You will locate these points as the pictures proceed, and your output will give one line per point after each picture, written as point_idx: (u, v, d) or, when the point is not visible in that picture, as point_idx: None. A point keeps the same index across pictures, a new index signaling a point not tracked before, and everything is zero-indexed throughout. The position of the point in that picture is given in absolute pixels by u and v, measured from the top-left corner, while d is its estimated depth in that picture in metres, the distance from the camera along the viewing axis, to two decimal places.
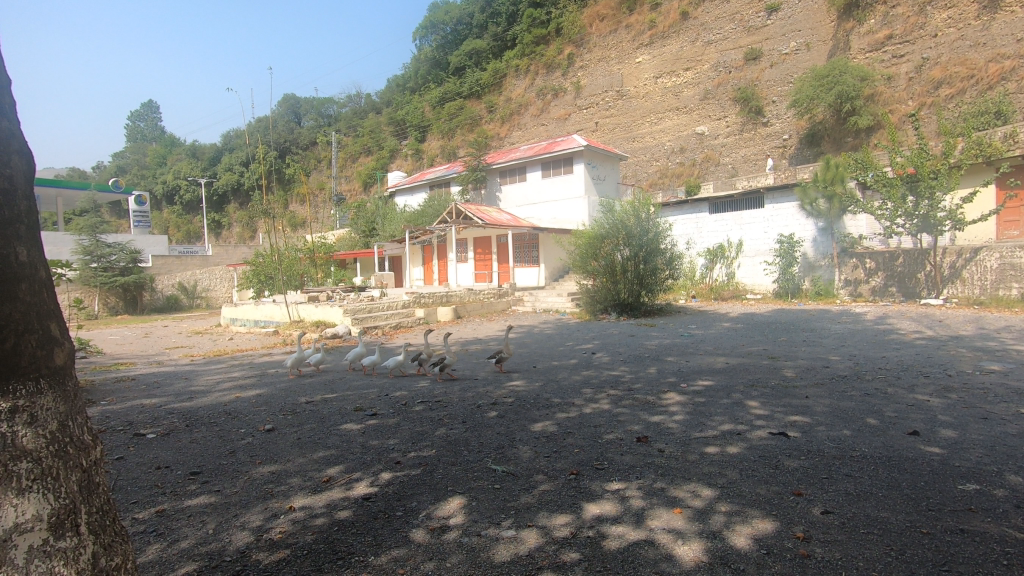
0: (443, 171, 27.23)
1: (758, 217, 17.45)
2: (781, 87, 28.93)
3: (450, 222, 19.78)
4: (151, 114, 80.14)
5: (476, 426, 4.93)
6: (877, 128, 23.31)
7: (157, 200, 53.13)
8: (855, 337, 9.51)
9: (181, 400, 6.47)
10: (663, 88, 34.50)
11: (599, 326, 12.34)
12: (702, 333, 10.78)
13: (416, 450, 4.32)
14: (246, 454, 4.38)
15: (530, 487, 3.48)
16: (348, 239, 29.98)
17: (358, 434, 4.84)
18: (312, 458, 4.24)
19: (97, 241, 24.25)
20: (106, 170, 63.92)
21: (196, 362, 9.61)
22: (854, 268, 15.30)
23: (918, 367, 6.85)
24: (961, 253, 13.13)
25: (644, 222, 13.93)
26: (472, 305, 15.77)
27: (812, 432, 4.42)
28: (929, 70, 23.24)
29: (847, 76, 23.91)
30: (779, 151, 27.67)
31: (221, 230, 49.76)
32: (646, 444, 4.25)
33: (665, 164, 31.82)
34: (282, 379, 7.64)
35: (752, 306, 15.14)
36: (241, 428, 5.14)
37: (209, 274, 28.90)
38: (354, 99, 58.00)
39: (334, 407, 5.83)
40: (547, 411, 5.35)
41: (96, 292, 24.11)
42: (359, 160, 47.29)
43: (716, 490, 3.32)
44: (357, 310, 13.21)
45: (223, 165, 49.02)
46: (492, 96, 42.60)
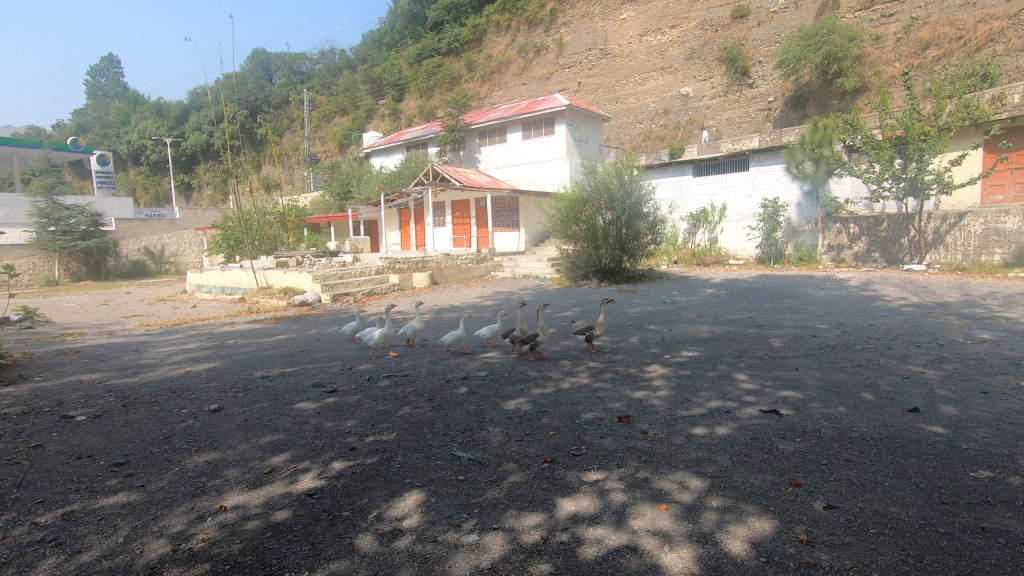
0: (421, 131, 26.16)
1: (743, 180, 17.04)
2: (768, 47, 28.16)
3: (427, 184, 19.00)
4: (112, 67, 76.28)
5: (444, 404, 4.52)
6: (864, 90, 22.89)
7: (122, 161, 50.75)
8: (841, 303, 9.28)
9: (125, 376, 5.93)
10: (648, 46, 33.44)
11: (579, 293, 11.95)
12: (684, 299, 10.50)
13: (376, 434, 3.88)
14: (183, 440, 3.89)
15: (499, 479, 3.08)
16: (322, 202, 28.91)
17: (312, 415, 4.38)
18: (257, 444, 3.78)
19: (54, 203, 22.93)
20: (65, 129, 60.69)
21: (151, 332, 9.02)
22: (837, 233, 15.09)
23: (908, 336, 6.59)
24: (945, 219, 12.94)
25: (628, 184, 13.43)
26: (448, 271, 15.29)
27: (806, 410, 4.09)
28: (918, 30, 22.69)
29: (835, 35, 23.27)
30: (764, 113, 27.10)
31: (190, 193, 47.81)
32: (629, 424, 3.88)
33: (649, 126, 31.08)
34: (241, 352, 7.11)
35: (735, 272, 14.89)
36: (184, 409, 4.64)
37: (177, 238, 27.76)
38: (327, 55, 55.53)
39: (291, 383, 5.36)
40: (522, 386, 4.97)
41: (56, 257, 22.92)
42: (333, 120, 45.41)
43: (707, 481, 2.97)
44: (327, 277, 12.60)
45: (191, 124, 46.78)
46: (472, 53, 40.91)
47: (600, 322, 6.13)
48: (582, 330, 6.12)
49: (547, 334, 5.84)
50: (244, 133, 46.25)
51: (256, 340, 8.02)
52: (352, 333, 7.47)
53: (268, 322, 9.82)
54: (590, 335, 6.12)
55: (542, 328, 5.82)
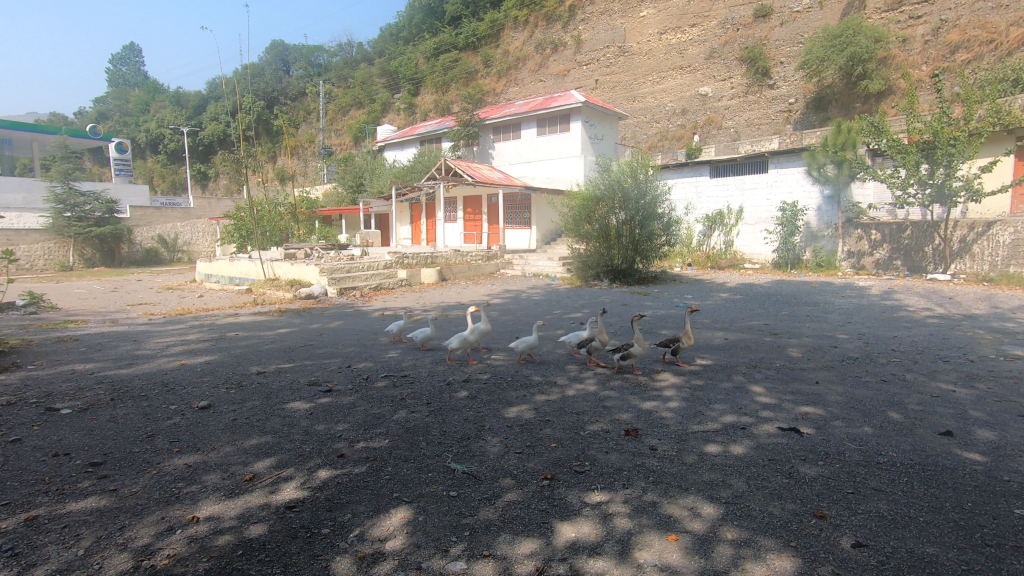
0: (435, 125, 25.93)
1: (761, 182, 16.64)
2: (790, 47, 27.57)
3: (439, 179, 18.80)
4: (134, 57, 77.16)
5: (442, 409, 4.29)
6: (888, 94, 22.31)
7: (141, 149, 51.22)
8: (862, 312, 8.93)
9: (120, 366, 5.79)
10: (667, 44, 32.94)
11: (589, 293, 11.72)
12: (698, 303, 10.20)
13: (367, 440, 3.66)
14: (166, 439, 3.71)
15: (494, 498, 2.84)
16: (335, 195, 28.87)
17: (303, 416, 4.17)
18: (241, 446, 3.58)
19: (70, 188, 23.05)
20: (86, 116, 61.36)
21: (154, 322, 8.90)
22: (858, 239, 14.65)
23: (936, 350, 6.25)
24: (973, 227, 12.48)
25: (643, 184, 13.13)
26: (458, 267, 15.10)
27: (828, 429, 3.81)
28: (947, 33, 22.05)
29: (861, 36, 22.70)
30: (784, 115, 26.56)
31: (206, 182, 48.12)
32: (636, 438, 3.62)
33: (666, 126, 30.62)
34: (240, 345, 6.93)
35: (750, 276, 14.52)
36: (172, 404, 4.46)
37: (191, 227, 27.86)
38: (345, 48, 55.56)
39: (286, 380, 5.17)
40: (525, 392, 4.73)
41: (71, 242, 23.04)
42: (349, 113, 45.36)
43: (721, 508, 2.71)
44: (334, 270, 12.44)
45: (209, 114, 47.03)
46: (489, 48, 40.60)
47: (688, 332, 5.54)
48: (667, 340, 5.50)
49: (641, 347, 5.19)
50: (260, 124, 46.40)
51: (257, 333, 7.85)
52: (398, 332, 6.94)
53: (271, 314, 9.67)
54: (678, 347, 5.51)
55: (637, 340, 5.17)
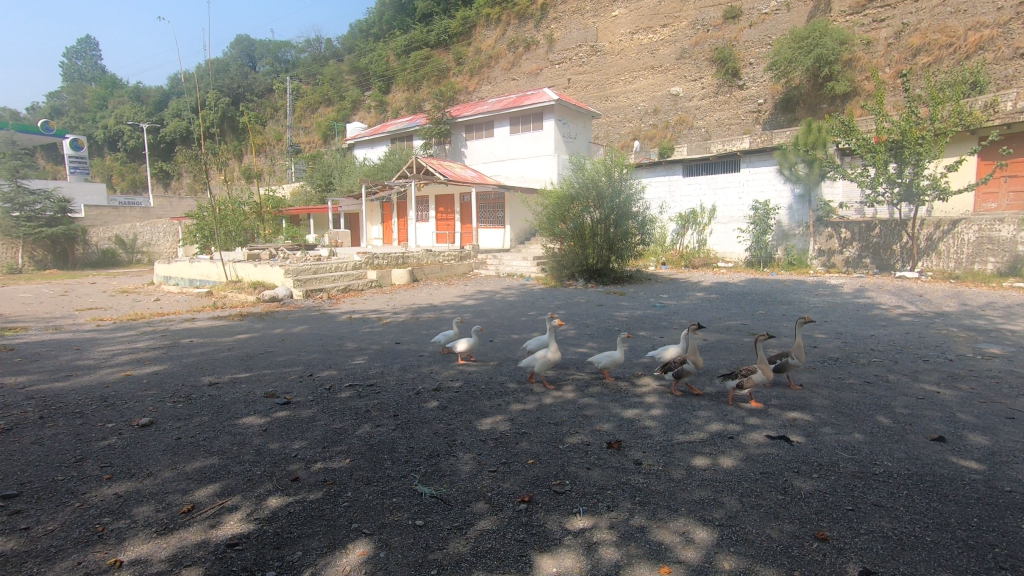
0: (406, 122, 25.40)
1: (734, 181, 16.70)
2: (759, 48, 27.92)
3: (410, 177, 18.36)
4: (89, 49, 73.94)
5: (410, 422, 3.97)
6: (854, 95, 22.73)
7: (98, 146, 49.18)
8: (837, 311, 8.90)
9: (55, 379, 5.27)
10: (639, 44, 33.03)
11: (564, 293, 11.49)
12: (675, 303, 10.10)
13: (326, 460, 3.32)
14: (96, 464, 3.29)
15: (465, 526, 2.55)
16: (303, 194, 28.07)
17: (256, 433, 3.79)
18: (182, 471, 3.20)
19: (18, 186, 21.79)
20: (39, 111, 58.64)
21: (102, 328, 8.31)
22: (828, 237, 14.78)
23: (914, 349, 6.19)
24: (939, 225, 12.67)
25: (617, 183, 12.96)
26: (429, 268, 14.72)
27: (818, 436, 3.62)
28: (909, 36, 22.56)
29: (827, 38, 23.07)
30: (754, 116, 26.89)
31: (169, 180, 46.51)
32: (619, 452, 3.37)
33: (638, 126, 30.75)
34: (193, 353, 6.43)
35: (724, 275, 14.52)
36: (109, 423, 4.02)
37: (151, 227, 26.74)
38: (314, 44, 54.38)
39: (240, 393, 4.76)
40: (499, 401, 4.44)
41: (20, 244, 21.78)
42: (317, 110, 44.31)
43: (714, 532, 2.48)
44: (300, 271, 11.91)
45: (171, 110, 45.41)
46: (461, 46, 40.12)
47: (798, 348, 4.74)
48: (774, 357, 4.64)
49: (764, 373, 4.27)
50: (225, 121, 44.99)
51: (213, 339, 7.35)
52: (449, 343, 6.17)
53: (231, 318, 9.15)
54: (788, 365, 4.70)
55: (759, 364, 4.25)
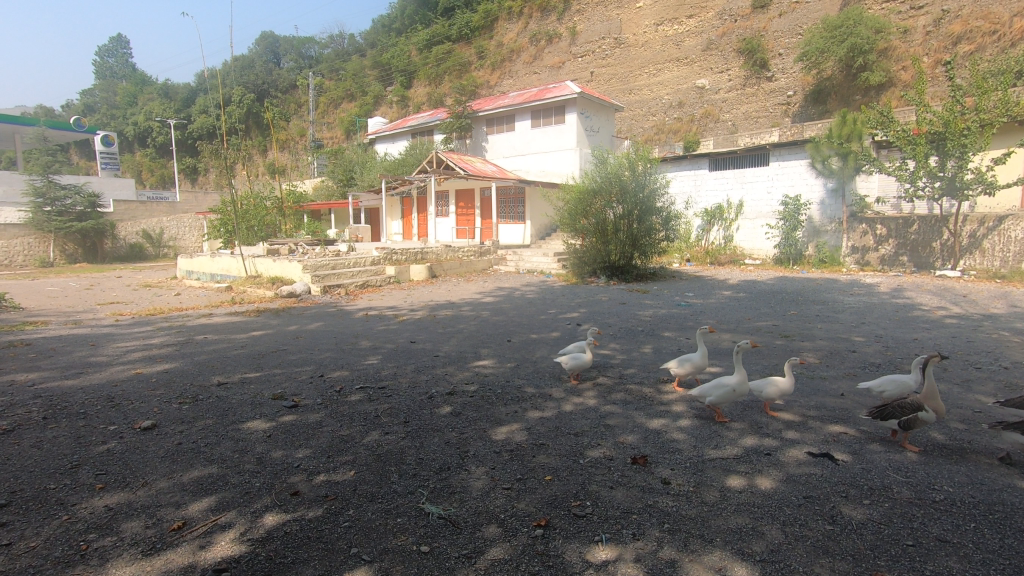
0: (427, 117, 25.22)
1: (763, 175, 16.13)
2: (789, 39, 27.02)
3: (430, 171, 18.16)
4: (119, 47, 75.64)
5: (420, 430, 3.74)
6: (889, 86, 21.83)
7: (128, 142, 50.24)
8: (874, 312, 8.43)
9: (65, 377, 5.17)
10: (664, 36, 32.31)
11: (586, 290, 11.19)
12: (700, 301, 9.72)
13: (328, 472, 3.10)
14: (91, 471, 3.14)
15: (475, 555, 2.31)
16: (325, 188, 28.18)
17: (259, 440, 3.60)
18: (179, 481, 3.02)
19: (50, 181, 22.24)
20: (72, 108, 60.01)
21: (120, 323, 8.28)
22: (863, 234, 14.16)
23: (964, 355, 5.75)
24: (983, 221, 12.02)
25: (641, 177, 12.56)
26: (448, 264, 14.56)
27: (865, 454, 3.29)
28: (949, 24, 21.57)
29: (862, 27, 22.17)
30: (783, 108, 26.06)
31: (197, 176, 47.27)
32: (645, 469, 3.09)
33: (662, 119, 30.09)
34: (205, 351, 6.31)
35: (751, 272, 14.02)
36: (110, 425, 3.88)
37: (177, 222, 27.11)
38: (337, 39, 54.65)
39: (248, 394, 4.60)
40: (516, 407, 4.19)
41: (51, 238, 22.25)
42: (340, 106, 44.47)
43: (755, 569, 2.19)
44: (318, 266, 11.80)
45: (197, 107, 46.08)
46: (483, 40, 39.79)
47: None
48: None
49: None
50: (250, 117, 45.46)
51: (228, 336, 7.25)
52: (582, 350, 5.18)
53: (248, 314, 9.04)
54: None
55: None
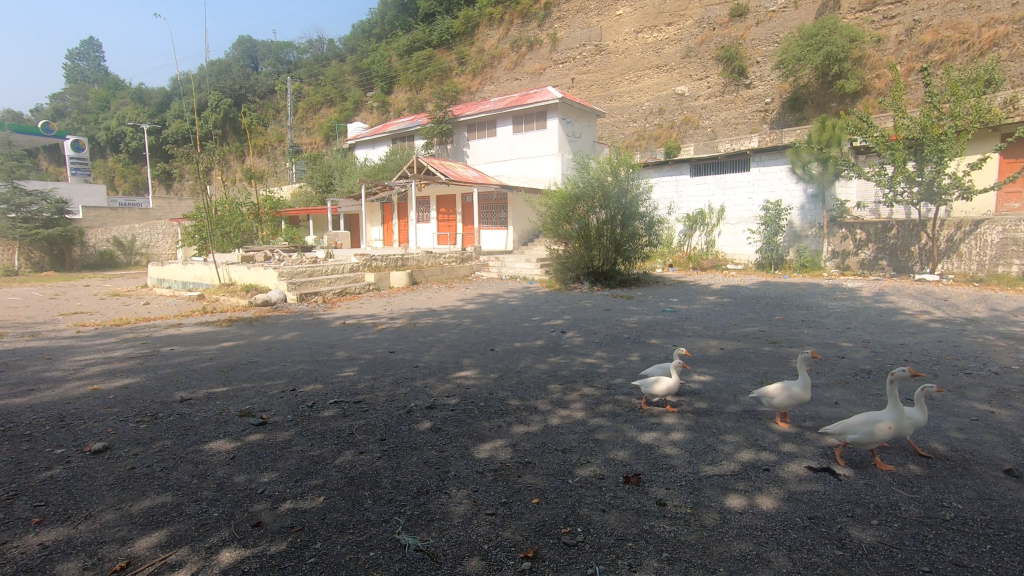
0: (407, 122, 24.94)
1: (743, 181, 16.20)
2: (766, 47, 27.38)
3: (410, 177, 17.88)
4: (92, 51, 74.12)
5: (398, 448, 3.50)
6: (863, 94, 22.19)
7: (101, 147, 49.03)
8: (859, 317, 8.37)
9: (13, 395, 4.78)
10: (643, 43, 32.56)
11: (570, 297, 11.02)
12: (685, 307, 9.61)
13: (296, 499, 2.84)
14: (29, 503, 2.83)
15: None
16: (303, 194, 27.67)
17: (221, 462, 3.32)
18: (129, 513, 2.73)
19: (14, 187, 21.41)
20: (42, 112, 58.38)
21: (82, 335, 7.85)
22: (843, 238, 14.23)
23: (953, 360, 5.67)
24: (960, 226, 12.17)
25: (624, 182, 12.46)
26: (429, 270, 14.29)
27: (867, 468, 3.13)
28: (920, 33, 22.03)
29: (836, 35, 22.50)
30: (761, 115, 26.34)
31: (172, 182, 46.22)
32: (639, 489, 2.89)
33: (643, 126, 30.22)
34: (170, 364, 5.96)
35: (734, 277, 14.03)
36: (56, 449, 3.55)
37: (149, 229, 26.37)
38: (316, 45, 54.12)
39: (214, 411, 4.30)
40: (500, 421, 3.97)
41: (16, 245, 21.42)
42: (319, 111, 43.92)
43: None
44: (294, 274, 11.44)
45: (172, 112, 45.13)
46: (464, 46, 39.66)
47: None
48: None
49: None
50: (227, 122, 44.65)
51: (196, 347, 6.90)
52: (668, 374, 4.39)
53: (219, 324, 8.68)
54: None
55: None
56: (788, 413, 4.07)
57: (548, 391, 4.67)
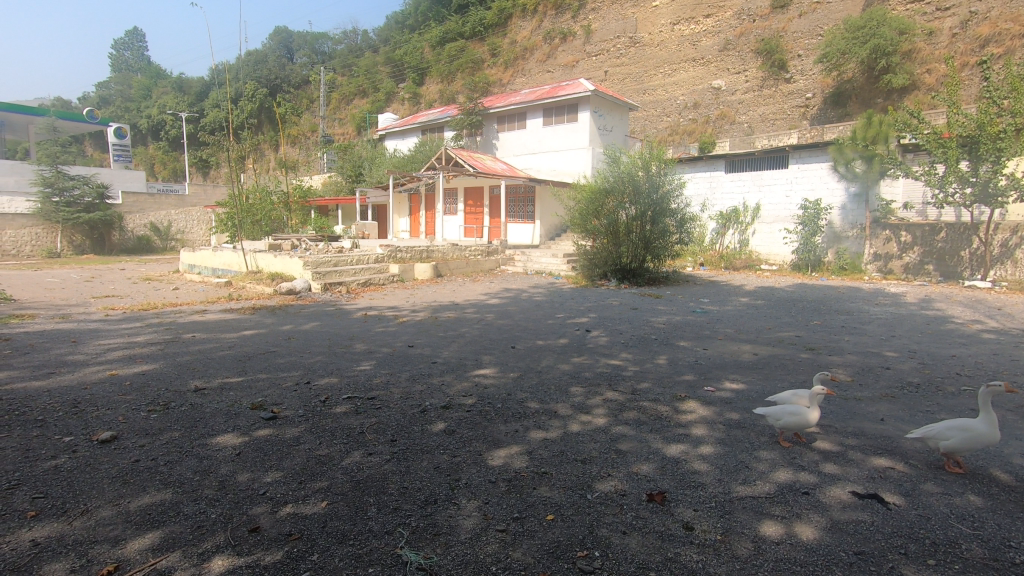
0: (437, 113, 24.82)
1: (782, 178, 15.59)
2: (809, 40, 26.38)
3: (439, 168, 17.75)
4: (136, 41, 76.36)
5: (409, 451, 3.33)
6: (912, 89, 21.16)
7: (142, 135, 50.47)
8: (904, 324, 7.90)
9: (35, 378, 4.80)
10: (680, 35, 31.76)
11: (596, 294, 10.74)
12: (716, 308, 9.24)
13: (297, 503, 2.69)
14: (28, 494, 2.74)
15: None
16: (333, 184, 27.87)
17: (226, 458, 3.20)
18: (126, 510, 2.62)
19: (58, 172, 22.07)
20: (88, 100, 60.31)
21: (109, 319, 7.93)
22: (886, 241, 13.58)
23: (1011, 375, 5.25)
24: (1016, 230, 11.46)
25: (655, 178, 12.07)
26: (454, 263, 14.16)
27: (920, 496, 2.83)
28: (976, 25, 20.89)
29: (885, 27, 21.49)
30: (801, 110, 25.37)
31: (208, 170, 47.21)
32: (664, 509, 2.66)
33: (677, 120, 29.47)
34: (190, 351, 5.94)
35: (769, 278, 13.51)
36: (65, 437, 3.49)
37: (185, 215, 26.94)
38: (350, 36, 54.52)
39: (227, 402, 4.21)
40: (517, 425, 3.77)
41: (59, 228, 22.10)
42: (352, 102, 44.29)
43: None
44: (319, 264, 11.43)
45: (210, 101, 46.07)
46: (496, 38, 39.37)
47: None
48: None
49: None
50: (262, 112, 45.38)
51: (217, 335, 6.87)
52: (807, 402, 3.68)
53: (243, 312, 8.69)
54: None
55: None
56: (832, 430, 3.75)
57: (569, 395, 4.44)
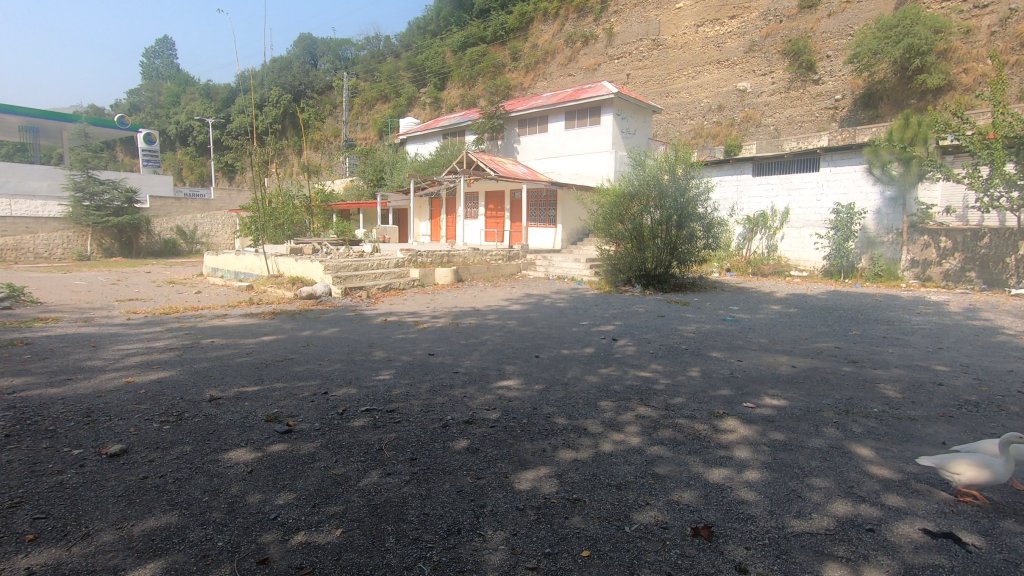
0: (459, 117, 24.70)
1: (812, 182, 15.10)
2: (838, 39, 25.68)
3: (460, 171, 17.61)
4: (168, 49, 78.42)
5: (429, 471, 3.10)
6: (948, 90, 20.39)
7: (171, 140, 51.60)
8: (951, 336, 7.44)
9: (50, 384, 4.71)
10: (704, 37, 31.26)
11: (619, 301, 10.45)
12: (747, 316, 8.87)
13: (310, 530, 2.49)
14: (29, 514, 2.59)
15: None
16: (355, 188, 27.99)
17: (237, 477, 3.02)
18: (129, 534, 2.45)
19: (89, 176, 22.52)
20: (119, 107, 61.90)
21: (131, 323, 7.91)
22: (924, 246, 13.02)
23: None
24: None
25: (681, 181, 11.72)
26: (475, 267, 13.99)
27: (1001, 537, 2.50)
28: (1017, 23, 20.08)
29: (920, 26, 20.76)
30: (830, 112, 24.66)
31: (233, 174, 48.00)
32: (711, 547, 2.39)
33: (700, 123, 28.95)
34: (208, 357, 5.83)
35: (798, 285, 13.06)
36: (74, 449, 3.35)
37: (210, 219, 27.29)
38: (373, 42, 55.04)
39: (241, 413, 4.05)
40: (544, 444, 3.52)
41: (89, 231, 22.53)
42: (374, 107, 44.61)
43: None
44: (340, 268, 11.35)
45: (236, 107, 46.87)
46: (517, 42, 39.29)
47: None
48: None
49: None
50: (286, 117, 45.99)
51: (236, 341, 6.77)
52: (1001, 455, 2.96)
53: (262, 316, 8.61)
54: None
55: None
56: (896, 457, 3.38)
57: (600, 410, 4.17)
